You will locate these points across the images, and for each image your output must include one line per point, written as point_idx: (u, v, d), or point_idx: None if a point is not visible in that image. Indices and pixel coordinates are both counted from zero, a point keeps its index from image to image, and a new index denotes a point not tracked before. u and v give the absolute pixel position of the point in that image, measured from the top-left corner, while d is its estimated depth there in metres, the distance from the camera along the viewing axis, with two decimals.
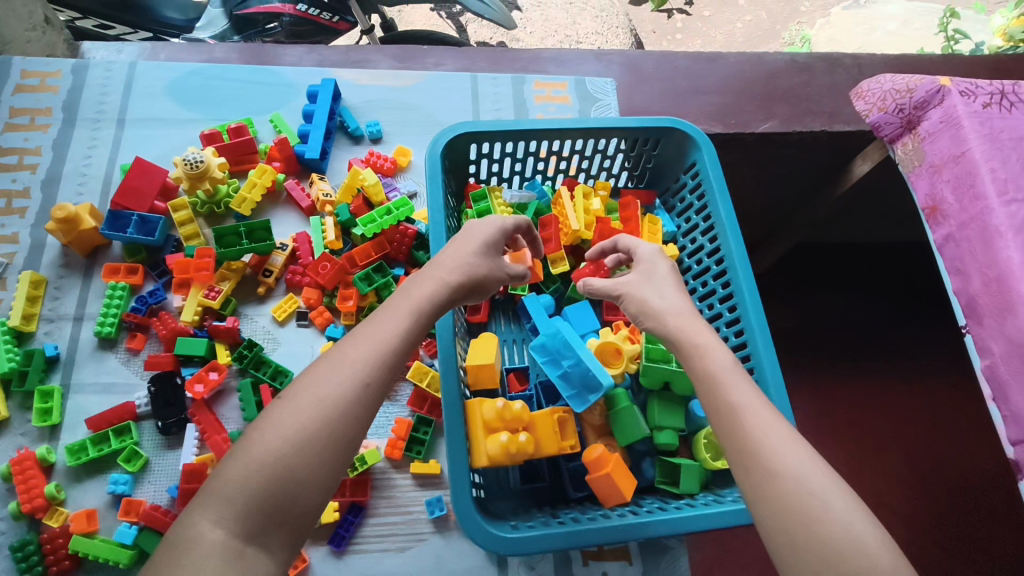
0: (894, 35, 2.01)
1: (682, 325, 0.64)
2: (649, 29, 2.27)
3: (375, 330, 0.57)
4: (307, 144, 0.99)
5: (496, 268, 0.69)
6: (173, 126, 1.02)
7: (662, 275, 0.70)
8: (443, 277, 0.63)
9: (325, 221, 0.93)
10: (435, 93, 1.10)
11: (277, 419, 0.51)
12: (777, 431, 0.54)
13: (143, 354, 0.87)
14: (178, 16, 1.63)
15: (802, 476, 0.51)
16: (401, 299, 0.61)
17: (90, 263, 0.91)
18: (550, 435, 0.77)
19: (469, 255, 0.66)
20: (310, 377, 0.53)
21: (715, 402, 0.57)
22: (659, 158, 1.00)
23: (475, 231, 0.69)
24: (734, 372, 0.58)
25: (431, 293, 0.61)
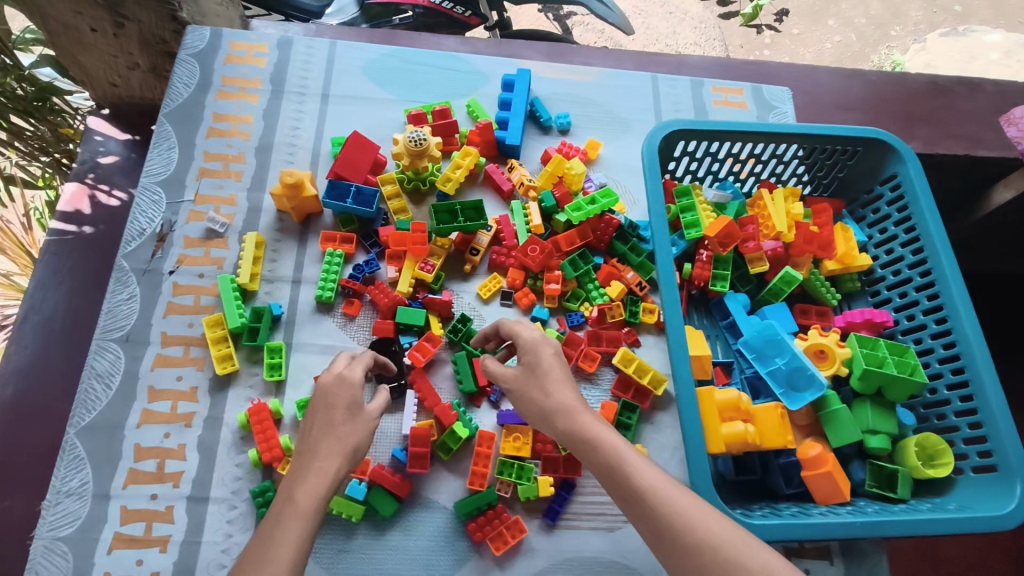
0: (995, 63, 2.01)
1: (575, 425, 0.66)
2: (737, 43, 2.17)
3: (290, 504, 0.60)
4: (506, 130, 1.02)
5: (365, 425, 0.70)
6: (374, 105, 1.05)
7: (546, 363, 0.71)
8: (322, 459, 0.65)
9: (528, 206, 0.96)
10: (617, 90, 1.12)
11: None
12: (693, 504, 0.58)
13: (359, 321, 0.90)
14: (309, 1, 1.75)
15: (725, 551, 0.54)
16: (309, 476, 0.63)
17: (304, 230, 0.94)
18: (773, 429, 0.77)
19: (347, 426, 0.69)
20: (251, 553, 0.56)
21: (623, 490, 0.60)
22: (853, 168, 1.01)
23: (331, 397, 0.71)
24: (630, 455, 0.62)
25: (334, 469, 0.65)
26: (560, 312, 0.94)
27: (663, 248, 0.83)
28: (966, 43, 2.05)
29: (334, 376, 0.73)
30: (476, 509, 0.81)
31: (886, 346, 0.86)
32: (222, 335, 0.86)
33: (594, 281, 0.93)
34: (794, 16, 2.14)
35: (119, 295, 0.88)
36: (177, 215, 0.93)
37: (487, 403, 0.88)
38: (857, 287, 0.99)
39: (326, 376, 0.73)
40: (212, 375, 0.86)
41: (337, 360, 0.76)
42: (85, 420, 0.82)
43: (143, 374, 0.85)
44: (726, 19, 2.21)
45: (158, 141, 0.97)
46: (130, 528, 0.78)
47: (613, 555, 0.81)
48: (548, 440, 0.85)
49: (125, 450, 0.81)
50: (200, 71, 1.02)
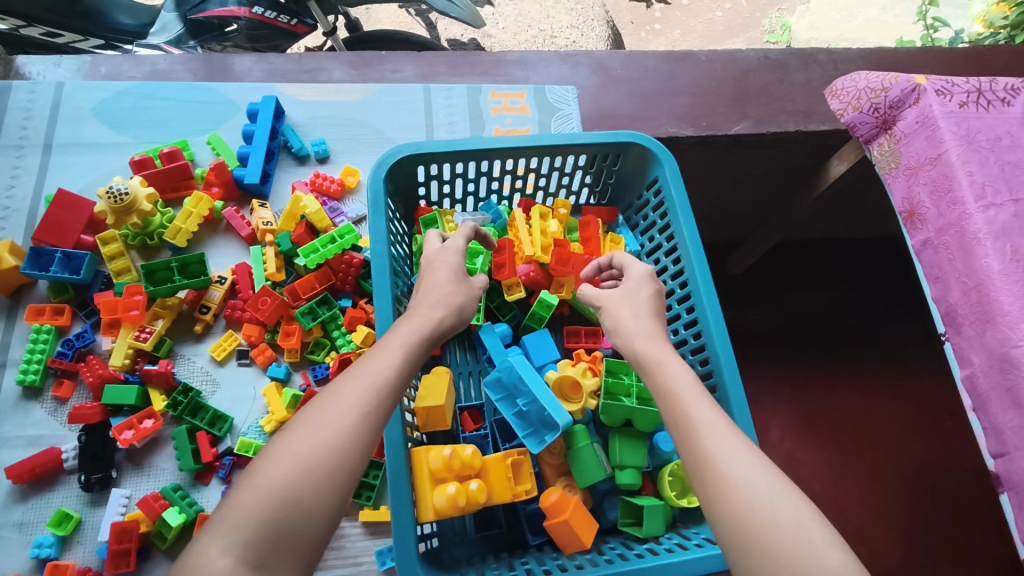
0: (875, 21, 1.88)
1: (652, 345, 0.64)
2: (626, 20, 2.11)
3: (376, 373, 0.55)
4: (246, 167, 0.93)
5: (467, 288, 0.69)
6: (102, 151, 0.95)
7: (644, 292, 0.70)
8: (424, 312, 0.63)
9: (265, 251, 0.88)
10: (385, 107, 1.04)
11: (274, 464, 0.48)
12: (748, 449, 0.53)
13: (71, 403, 0.81)
14: (130, 22, 1.42)
15: (753, 480, 0.50)
16: (391, 338, 0.59)
17: (13, 305, 0.85)
18: (502, 485, 0.72)
19: (462, 291, 0.68)
20: (317, 410, 0.51)
21: (675, 410, 0.57)
22: (620, 173, 0.95)
23: (436, 263, 0.70)
24: (693, 389, 0.58)
25: (421, 326, 0.61)
26: (307, 365, 0.86)
27: (381, 292, 0.76)
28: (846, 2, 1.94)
29: (444, 247, 0.72)
30: None
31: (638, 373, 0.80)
32: None
33: (338, 327, 0.86)
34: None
35: None
36: None
37: (218, 480, 0.79)
38: None
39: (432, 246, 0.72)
40: None
41: (430, 238, 0.74)
42: None
43: None
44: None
45: None
46: None
47: None
48: None
49: None
50: None
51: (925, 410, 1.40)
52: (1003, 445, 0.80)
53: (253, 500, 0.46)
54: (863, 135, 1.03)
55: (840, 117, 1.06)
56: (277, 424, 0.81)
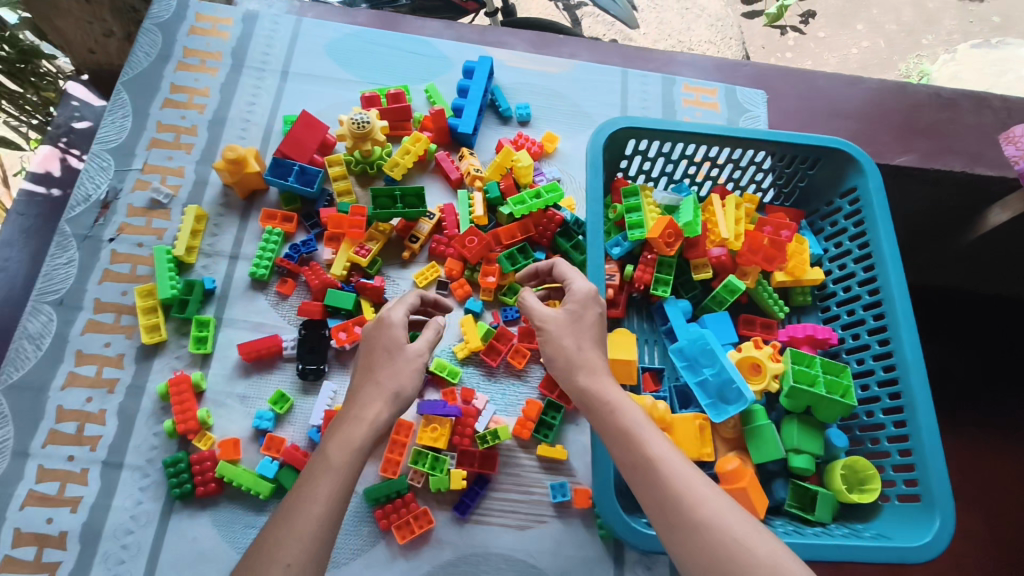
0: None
1: (601, 385, 0.67)
2: (757, 44, 1.98)
3: (318, 464, 0.61)
4: (461, 118, 1.00)
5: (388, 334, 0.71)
6: (333, 85, 1.04)
7: (588, 317, 0.72)
8: (362, 408, 0.65)
9: (473, 196, 0.95)
10: (585, 84, 1.10)
11: (275, 559, 0.54)
12: (703, 488, 0.58)
13: (291, 300, 0.90)
14: None
15: (721, 518, 0.55)
16: (345, 430, 0.64)
17: (247, 206, 0.95)
18: (690, 442, 0.77)
19: (399, 361, 0.70)
20: (284, 512, 0.58)
21: (635, 456, 0.61)
22: (813, 178, 0.97)
23: (380, 345, 0.71)
24: (646, 428, 0.63)
25: (372, 411, 0.65)
26: (496, 305, 0.93)
27: (594, 249, 0.81)
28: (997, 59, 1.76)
29: (383, 327, 0.71)
30: (385, 496, 0.81)
31: (821, 364, 0.82)
32: (151, 306, 0.86)
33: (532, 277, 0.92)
34: (822, 18, 1.92)
35: (58, 258, 0.89)
36: (123, 183, 0.94)
37: None
38: (808, 301, 0.95)
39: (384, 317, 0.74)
40: (140, 344, 0.86)
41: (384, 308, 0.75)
42: (13, 377, 0.83)
43: (74, 337, 0.86)
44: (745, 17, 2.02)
45: (113, 108, 0.98)
46: (44, 487, 0.79)
47: (522, 554, 0.81)
48: (467, 433, 0.84)
49: (48, 410, 0.82)
50: (163, 41, 1.03)
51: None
52: None
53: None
54: None
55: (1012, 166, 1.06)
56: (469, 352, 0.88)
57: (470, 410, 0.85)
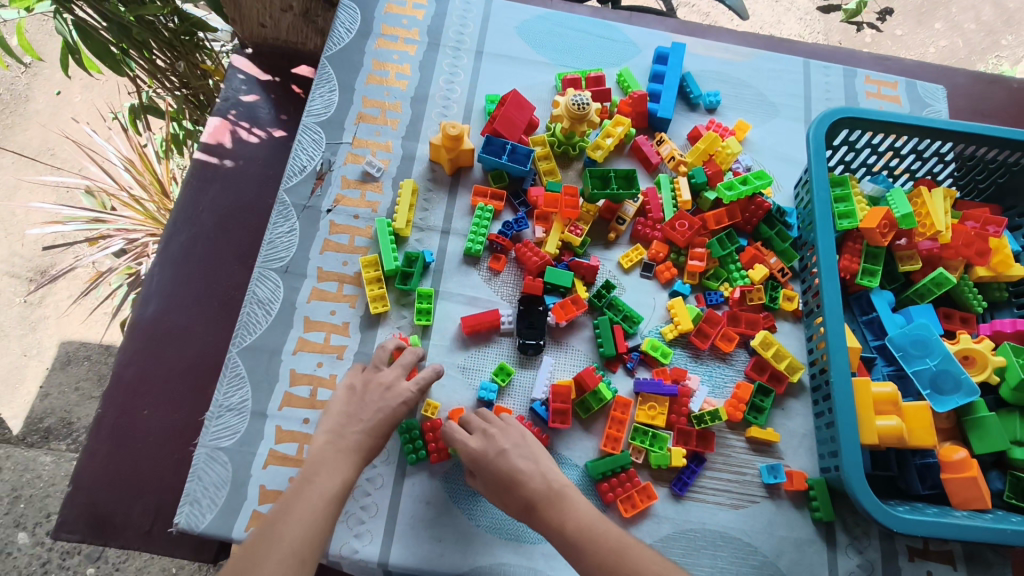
0: None
1: (544, 496, 0.69)
2: (835, 40, 2.07)
3: (323, 490, 0.66)
4: (659, 103, 1.01)
5: (380, 388, 0.75)
6: (527, 66, 1.06)
7: (504, 462, 0.71)
8: (351, 446, 0.70)
9: (676, 179, 0.96)
10: (767, 73, 1.10)
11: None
12: None
13: (502, 276, 0.92)
14: None
15: None
16: (322, 478, 0.67)
17: (454, 182, 0.97)
18: (920, 430, 0.77)
19: (373, 408, 0.73)
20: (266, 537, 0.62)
21: (600, 551, 0.65)
22: (1016, 175, 0.97)
23: (368, 398, 0.74)
24: (587, 534, 0.66)
25: (348, 471, 0.69)
26: (699, 289, 0.94)
27: (825, 237, 0.83)
28: None
29: (372, 378, 0.76)
30: (610, 471, 0.81)
31: None
32: (377, 276, 0.88)
33: (736, 262, 0.93)
34: (899, 16, 2.06)
35: (280, 227, 0.91)
36: (336, 155, 0.97)
37: (623, 370, 0.88)
38: (1004, 297, 0.96)
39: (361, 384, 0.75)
40: (364, 313, 0.87)
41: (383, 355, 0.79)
42: (246, 341, 0.84)
43: (301, 304, 0.87)
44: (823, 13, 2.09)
45: (320, 82, 1.01)
46: (284, 447, 0.79)
47: (738, 532, 0.81)
48: (683, 412, 0.85)
49: (282, 373, 0.83)
50: (361, 18, 1.07)
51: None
52: None
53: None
54: None
55: None
56: (678, 333, 0.90)
57: (686, 390, 0.86)
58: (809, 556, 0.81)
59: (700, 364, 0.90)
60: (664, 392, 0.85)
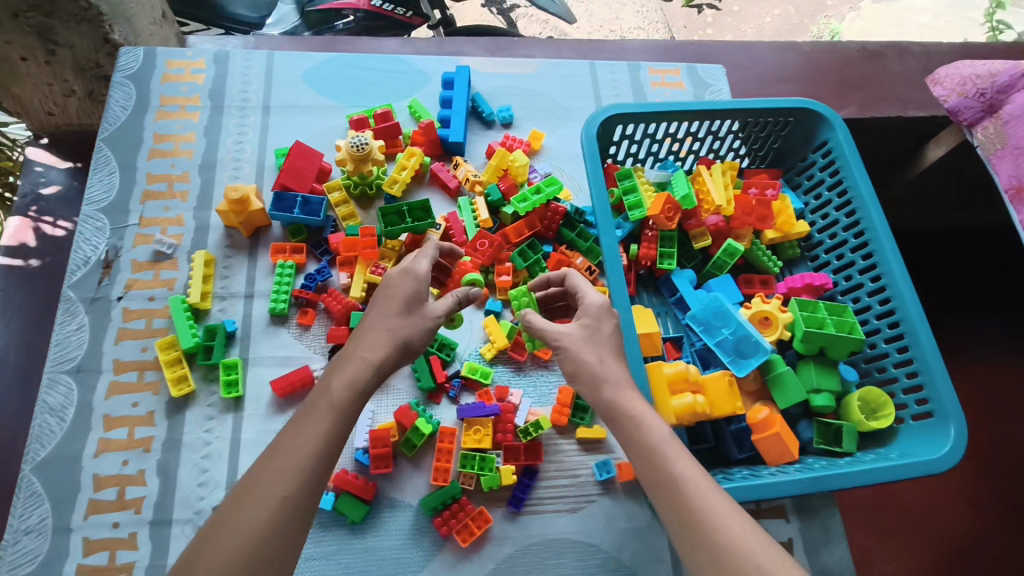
0: (927, 26, 2.09)
1: (619, 398, 0.66)
2: (680, 24, 2.19)
3: (321, 395, 0.63)
4: (449, 128, 1.03)
5: (412, 277, 0.71)
6: (316, 113, 1.05)
7: (604, 330, 0.72)
8: (365, 349, 0.66)
9: (475, 201, 0.98)
10: (557, 79, 1.14)
11: (223, 535, 0.54)
12: (727, 513, 0.57)
13: (314, 329, 0.90)
14: (251, 13, 1.76)
15: (747, 548, 0.54)
16: (349, 368, 0.65)
17: (253, 244, 0.95)
18: (722, 398, 0.81)
19: (398, 296, 0.70)
20: (269, 466, 0.58)
21: (682, 467, 0.60)
22: (786, 138, 1.04)
23: (393, 287, 0.70)
24: (671, 447, 0.62)
25: (354, 377, 0.64)
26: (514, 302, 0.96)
27: (606, 233, 0.86)
28: (897, 11, 2.11)
29: (404, 269, 0.72)
30: (441, 504, 0.81)
31: (826, 307, 0.88)
32: (175, 357, 0.85)
33: (543, 270, 0.95)
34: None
35: (68, 325, 0.87)
36: (123, 240, 0.93)
37: (447, 399, 0.89)
38: (797, 254, 1.02)
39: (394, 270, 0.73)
40: (169, 398, 0.84)
41: (417, 257, 0.75)
42: (40, 455, 0.79)
43: (99, 402, 0.83)
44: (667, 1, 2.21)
45: (98, 167, 0.97)
46: (94, 558, 0.75)
47: (579, 534, 0.83)
48: (508, 429, 0.86)
49: (84, 481, 0.79)
50: (137, 92, 1.04)
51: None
52: None
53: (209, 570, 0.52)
54: (970, 118, 1.22)
55: (944, 102, 1.24)
56: (496, 351, 0.91)
57: (508, 406, 0.87)
58: (650, 542, 0.83)
59: (523, 377, 0.91)
60: (486, 413, 0.85)
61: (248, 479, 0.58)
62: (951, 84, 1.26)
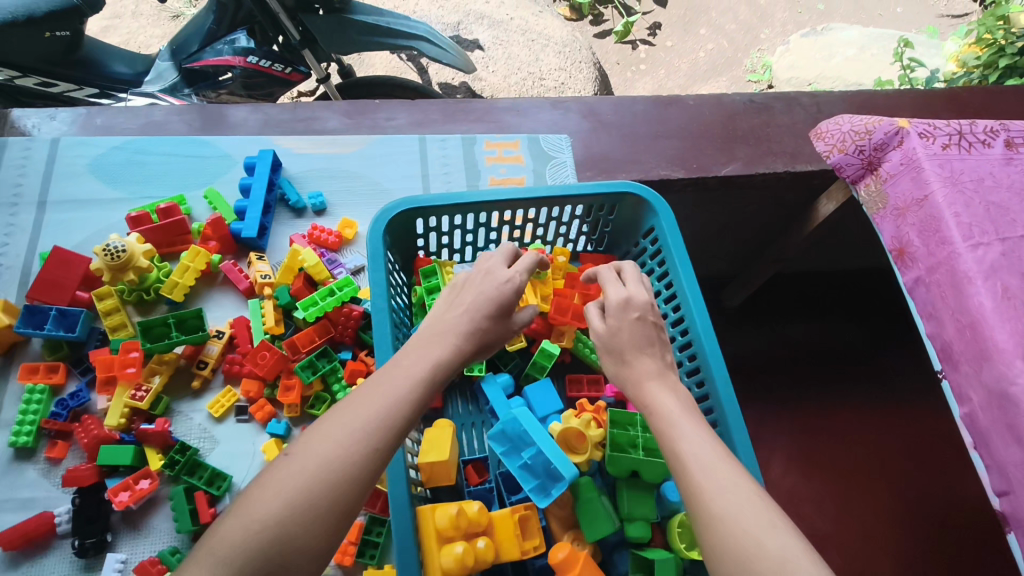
0: (854, 59, 2.03)
1: (653, 393, 0.64)
2: (613, 61, 2.25)
3: (410, 359, 0.59)
4: (244, 221, 0.93)
5: (491, 288, 0.68)
6: (98, 207, 0.95)
7: (628, 327, 0.71)
8: (456, 327, 0.64)
9: (264, 305, 0.88)
10: (379, 159, 1.05)
11: (290, 469, 0.48)
12: (736, 490, 0.52)
13: (65, 463, 0.79)
14: (126, 70, 1.59)
15: (740, 521, 0.50)
16: (429, 340, 0.62)
17: (5, 364, 0.84)
18: (511, 539, 0.71)
19: (476, 280, 0.69)
20: (328, 414, 0.52)
21: (698, 447, 0.57)
22: (616, 222, 0.96)
23: (483, 286, 0.68)
24: (684, 426, 0.59)
25: (447, 352, 0.61)
26: (307, 419, 0.85)
27: (383, 348, 0.76)
28: (825, 43, 2.08)
29: (488, 276, 0.69)
30: None
31: (641, 421, 0.79)
32: None
33: (339, 381, 0.85)
34: (667, 28, 2.29)
35: None
36: None
37: None
38: None
39: (485, 264, 0.72)
40: None
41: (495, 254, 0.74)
42: None
43: None
44: (599, 37, 2.28)
45: None
46: None
47: None
48: None
49: None
50: None
51: (920, 433, 1.48)
52: (1008, 482, 0.84)
53: (261, 499, 0.46)
54: (851, 175, 1.11)
55: (825, 159, 1.14)
56: None
57: None
58: None
59: None
60: None
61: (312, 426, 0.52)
62: (831, 140, 1.14)
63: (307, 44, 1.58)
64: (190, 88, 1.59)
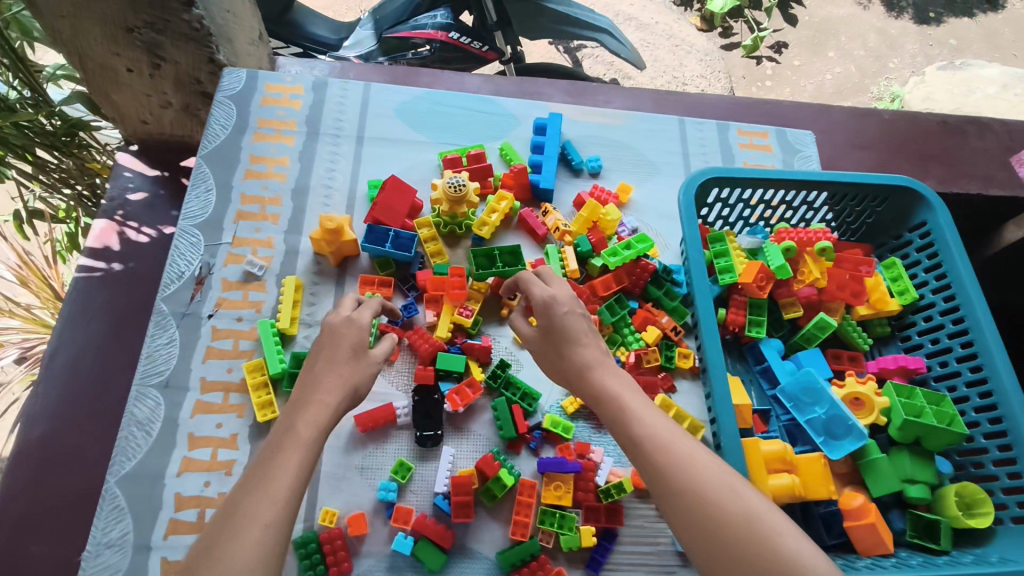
0: (994, 99, 1.90)
1: (608, 383, 0.69)
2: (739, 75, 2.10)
3: (287, 434, 0.62)
4: (541, 173, 1.03)
5: (347, 326, 0.72)
6: (407, 147, 1.06)
7: (569, 320, 0.74)
8: (324, 392, 0.66)
9: (563, 250, 0.97)
10: (645, 133, 1.14)
11: (231, 542, 0.53)
12: (698, 469, 0.59)
13: (397, 365, 0.90)
14: (329, 35, 1.67)
15: (710, 492, 0.57)
16: (305, 405, 0.65)
17: (341, 272, 0.95)
18: (818, 480, 0.80)
19: (345, 341, 0.71)
20: (247, 488, 0.57)
21: (647, 446, 0.62)
22: (881, 214, 1.02)
23: (338, 335, 0.71)
24: (638, 408, 0.65)
25: (318, 412, 0.64)
26: None
27: (703, 297, 0.85)
28: (963, 79, 1.94)
29: (352, 323, 0.73)
30: (520, 560, 0.79)
31: (922, 396, 0.87)
32: (262, 381, 0.85)
33: (630, 326, 0.94)
34: (794, 48, 2.09)
35: (158, 338, 0.88)
36: (215, 257, 0.94)
37: (527, 450, 0.87)
38: (888, 332, 1.00)
39: (331, 318, 0.74)
40: (253, 422, 0.85)
41: (342, 305, 0.77)
42: (125, 468, 0.80)
43: (183, 420, 0.83)
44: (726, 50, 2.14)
45: (196, 183, 0.98)
46: None
47: None
48: (589, 488, 0.84)
49: (166, 499, 0.79)
50: (237, 113, 1.04)
51: None
52: None
53: None
54: None
55: None
56: (579, 406, 0.90)
57: (589, 464, 0.86)
58: None
59: (604, 435, 0.90)
60: (568, 470, 0.84)
61: (227, 505, 0.57)
62: None
63: (502, 26, 1.64)
64: (385, 55, 1.64)
